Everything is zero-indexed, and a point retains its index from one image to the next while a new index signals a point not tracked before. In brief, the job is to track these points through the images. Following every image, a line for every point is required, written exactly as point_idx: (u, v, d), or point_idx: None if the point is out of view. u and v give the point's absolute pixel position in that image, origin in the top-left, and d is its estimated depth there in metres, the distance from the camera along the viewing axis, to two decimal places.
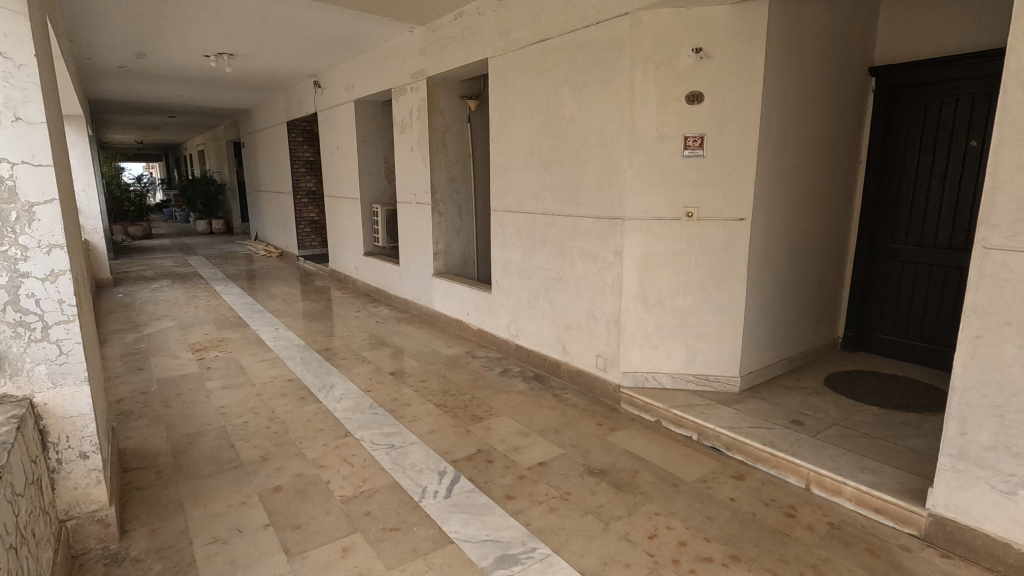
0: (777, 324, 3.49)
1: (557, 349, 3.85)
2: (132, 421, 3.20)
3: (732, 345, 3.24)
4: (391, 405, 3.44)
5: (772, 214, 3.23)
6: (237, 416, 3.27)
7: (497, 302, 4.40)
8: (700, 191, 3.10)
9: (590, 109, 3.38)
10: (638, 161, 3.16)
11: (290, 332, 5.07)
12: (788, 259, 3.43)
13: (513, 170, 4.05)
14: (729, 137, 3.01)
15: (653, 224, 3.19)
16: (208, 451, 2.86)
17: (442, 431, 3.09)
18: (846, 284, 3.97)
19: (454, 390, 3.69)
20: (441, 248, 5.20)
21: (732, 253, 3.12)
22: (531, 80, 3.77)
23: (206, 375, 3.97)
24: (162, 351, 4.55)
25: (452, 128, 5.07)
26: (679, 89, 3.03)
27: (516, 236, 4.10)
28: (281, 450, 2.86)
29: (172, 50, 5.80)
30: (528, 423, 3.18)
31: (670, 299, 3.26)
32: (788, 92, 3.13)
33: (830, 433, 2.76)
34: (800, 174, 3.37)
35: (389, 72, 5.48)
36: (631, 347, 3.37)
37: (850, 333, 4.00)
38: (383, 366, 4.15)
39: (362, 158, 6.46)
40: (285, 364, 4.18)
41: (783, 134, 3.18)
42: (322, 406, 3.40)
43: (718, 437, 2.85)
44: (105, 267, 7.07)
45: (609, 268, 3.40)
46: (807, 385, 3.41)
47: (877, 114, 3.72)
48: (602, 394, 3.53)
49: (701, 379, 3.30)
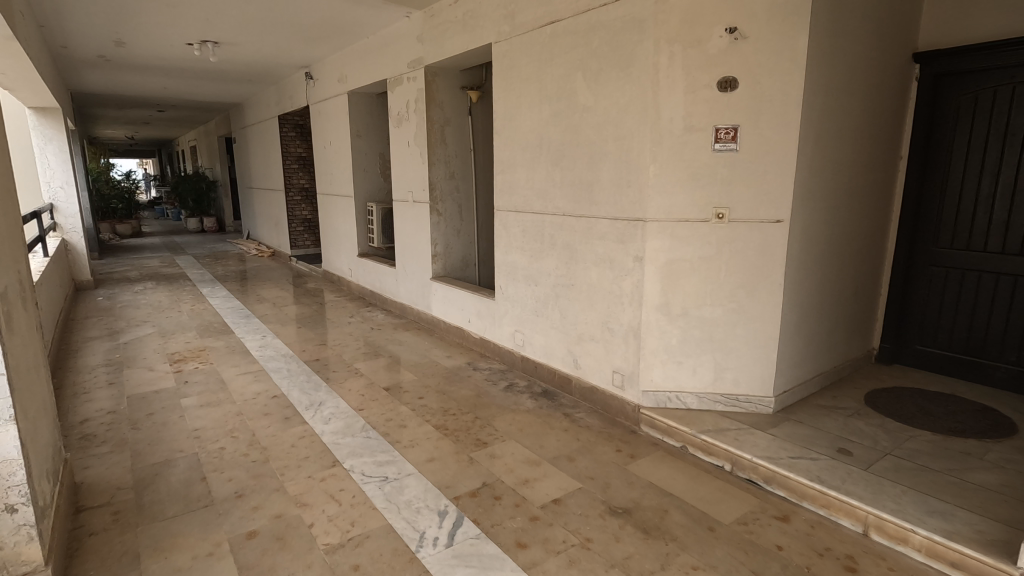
0: (813, 338, 3.15)
1: (568, 362, 3.51)
2: (94, 448, 2.85)
3: (765, 363, 2.91)
4: (386, 427, 3.10)
5: (811, 214, 2.89)
6: (211, 441, 2.91)
7: (501, 309, 4.06)
8: (731, 190, 2.76)
9: (606, 98, 3.03)
10: (663, 156, 2.82)
11: (278, 340, 4.72)
12: (825, 265, 3.10)
13: (519, 166, 3.70)
14: (765, 128, 2.67)
15: (679, 226, 2.85)
16: (175, 485, 2.51)
17: (443, 459, 2.75)
18: (883, 292, 3.65)
19: (455, 409, 3.35)
20: (440, 250, 4.84)
21: (768, 259, 2.78)
22: (540, 67, 3.42)
23: (182, 391, 3.62)
24: (137, 362, 4.19)
25: (452, 120, 4.71)
26: (709, 74, 2.68)
27: (522, 237, 3.75)
28: (259, 484, 2.51)
29: (151, 37, 5.42)
30: (538, 449, 2.85)
31: (696, 310, 2.92)
32: (830, 77, 2.78)
33: (884, 466, 2.43)
34: (839, 172, 3.03)
35: (384, 62, 5.12)
36: (652, 362, 3.03)
37: (886, 344, 3.67)
38: (377, 380, 3.80)
39: (356, 154, 6.10)
40: (270, 377, 3.83)
41: (824, 125, 2.83)
42: (308, 429, 3.05)
43: (754, 469, 2.52)
44: (84, 268, 6.69)
45: (628, 275, 3.06)
46: (847, 405, 3.08)
47: (921, 102, 3.37)
48: (618, 414, 3.20)
49: (731, 400, 2.96)
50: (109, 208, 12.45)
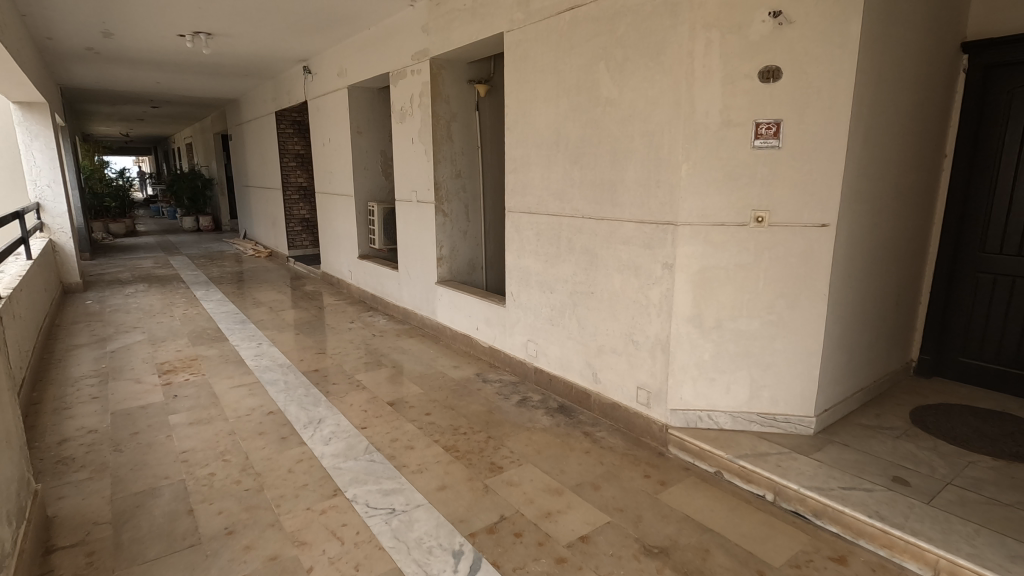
0: (854, 352, 2.91)
1: (587, 376, 3.26)
2: (71, 474, 2.59)
3: (807, 380, 2.66)
4: (391, 448, 2.84)
5: (857, 216, 2.65)
6: (200, 466, 2.66)
7: (512, 316, 3.81)
8: (773, 190, 2.51)
9: (633, 91, 2.78)
10: (696, 153, 2.57)
11: (275, 348, 4.46)
12: (868, 272, 2.85)
13: (534, 164, 3.44)
14: (812, 123, 2.42)
15: (713, 231, 2.60)
16: (158, 520, 2.25)
17: (455, 487, 2.50)
18: (924, 299, 3.42)
19: (466, 427, 3.10)
20: (446, 253, 4.58)
21: (811, 267, 2.54)
22: (558, 57, 3.17)
23: (171, 406, 3.35)
24: (125, 373, 3.93)
25: (459, 115, 4.45)
26: (750, 63, 2.43)
27: (536, 241, 3.50)
28: (252, 519, 2.26)
29: (141, 28, 5.14)
30: (558, 475, 2.60)
31: (731, 323, 2.67)
32: (881, 67, 2.53)
33: (948, 499, 2.19)
34: (886, 171, 2.78)
35: (387, 54, 4.86)
36: (682, 379, 2.78)
37: (926, 355, 3.44)
38: (380, 394, 3.54)
39: (356, 152, 5.84)
40: (266, 391, 3.58)
41: (873, 119, 2.58)
42: (306, 452, 2.80)
43: (801, 500, 2.28)
44: (73, 270, 6.44)
45: (656, 284, 2.80)
46: (894, 425, 2.83)
47: (969, 96, 3.13)
48: (644, 434, 2.95)
49: (768, 420, 2.72)
50: (103, 207, 12.19)
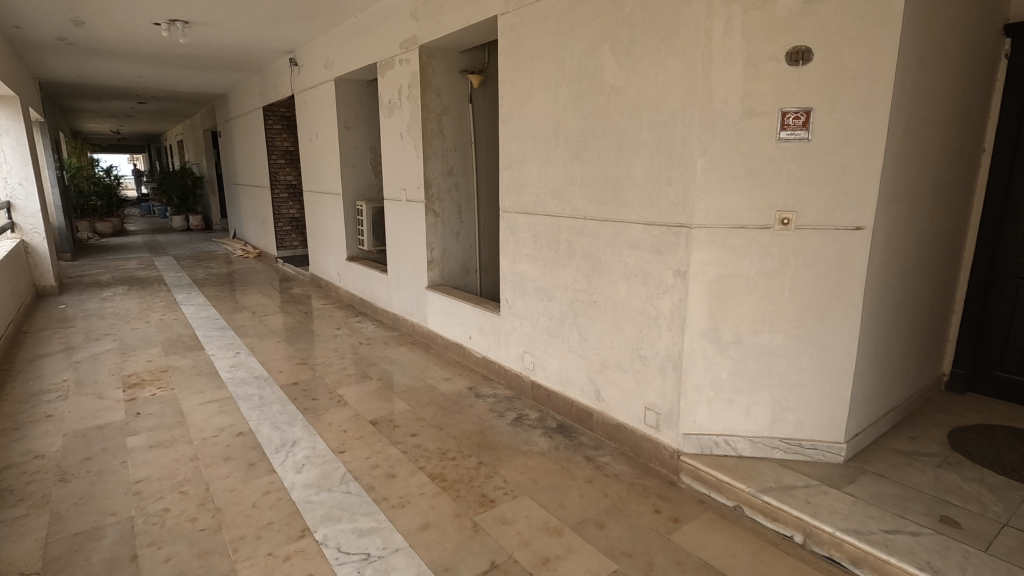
0: (887, 367, 2.61)
1: (589, 392, 2.97)
2: (5, 511, 2.29)
3: (836, 402, 2.36)
4: (370, 478, 2.54)
5: (894, 217, 2.35)
6: (153, 500, 2.36)
7: (507, 325, 3.51)
8: (800, 189, 2.21)
9: (641, 78, 2.48)
10: (713, 146, 2.27)
11: (253, 358, 4.15)
12: (903, 279, 2.55)
13: (531, 159, 3.14)
14: (846, 112, 2.12)
15: (732, 234, 2.31)
16: (96, 569, 1.96)
17: (440, 525, 2.20)
18: (958, 307, 3.12)
19: (455, 450, 2.80)
20: (437, 255, 4.28)
21: (842, 275, 2.24)
22: (556, 41, 2.87)
23: (131, 426, 3.05)
24: (87, 387, 3.62)
25: (450, 108, 4.15)
26: (776, 43, 2.13)
27: (533, 244, 3.21)
28: (204, 567, 1.97)
29: (111, 16, 4.82)
30: (557, 510, 2.30)
31: (750, 337, 2.37)
32: (923, 47, 2.23)
33: (1007, 545, 1.90)
34: (924, 166, 2.48)
35: (374, 43, 4.55)
36: (696, 400, 2.48)
37: (960, 369, 3.14)
38: (363, 411, 3.24)
39: (344, 148, 5.54)
40: (238, 408, 3.27)
41: (914, 107, 2.28)
42: (275, 482, 2.50)
43: (837, 545, 1.98)
44: (48, 272, 6.13)
45: (667, 294, 2.50)
46: (932, 450, 2.53)
47: (1012, 84, 2.82)
48: (652, 460, 2.65)
49: (792, 446, 2.42)
50: (88, 206, 11.91)
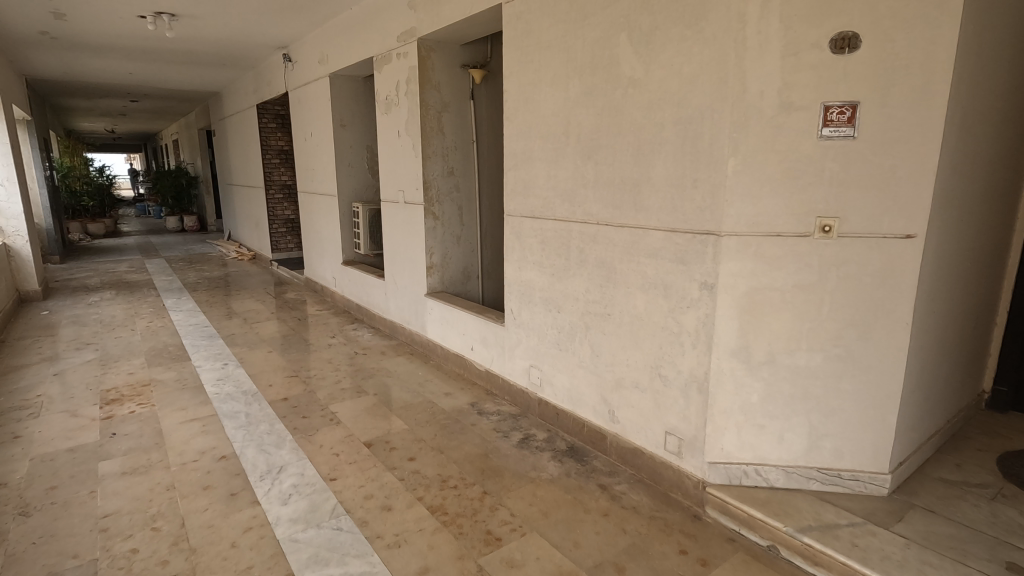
0: (931, 388, 2.37)
1: (602, 412, 2.73)
2: None
3: (881, 430, 2.12)
4: (363, 511, 2.30)
5: (945, 225, 2.12)
6: (121, 539, 2.12)
7: (512, 337, 3.27)
8: (844, 193, 1.97)
9: (663, 70, 2.24)
10: (746, 144, 2.03)
11: (241, 370, 3.91)
12: (951, 292, 2.31)
13: (539, 159, 2.91)
14: (898, 106, 1.88)
15: (765, 243, 2.07)
16: None
17: (440, 570, 1.97)
18: (1001, 320, 2.88)
19: (457, 477, 2.56)
20: (437, 261, 4.04)
21: (891, 289, 2.00)
22: (568, 30, 2.63)
23: (104, 450, 2.80)
24: (62, 403, 3.38)
25: (450, 104, 3.91)
26: (819, 28, 1.89)
27: (541, 252, 2.97)
28: None
29: (93, 7, 4.57)
30: (571, 550, 2.07)
31: (785, 358, 2.13)
32: (982, 34, 1.99)
33: None
34: (977, 167, 2.24)
35: (371, 36, 4.31)
36: (724, 426, 2.25)
37: (1002, 387, 2.90)
38: (357, 431, 3.00)
39: (340, 147, 5.30)
40: (222, 427, 3.03)
41: (971, 101, 2.04)
42: (257, 516, 2.25)
43: None
44: (32, 277, 5.90)
45: (691, 308, 2.27)
46: (984, 481, 2.29)
47: None
48: (673, 490, 2.42)
49: (830, 477, 2.18)
50: (81, 206, 11.66)
